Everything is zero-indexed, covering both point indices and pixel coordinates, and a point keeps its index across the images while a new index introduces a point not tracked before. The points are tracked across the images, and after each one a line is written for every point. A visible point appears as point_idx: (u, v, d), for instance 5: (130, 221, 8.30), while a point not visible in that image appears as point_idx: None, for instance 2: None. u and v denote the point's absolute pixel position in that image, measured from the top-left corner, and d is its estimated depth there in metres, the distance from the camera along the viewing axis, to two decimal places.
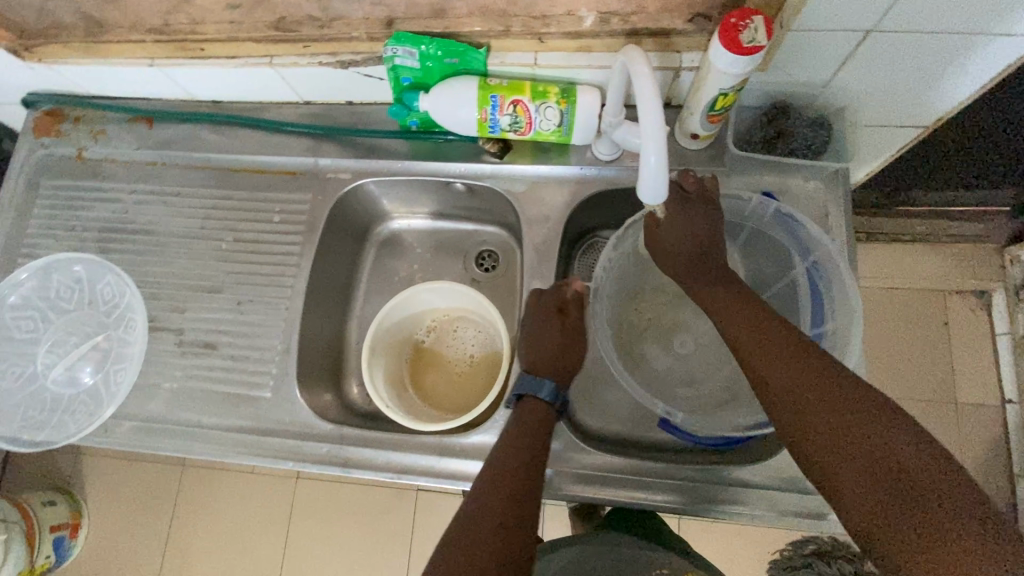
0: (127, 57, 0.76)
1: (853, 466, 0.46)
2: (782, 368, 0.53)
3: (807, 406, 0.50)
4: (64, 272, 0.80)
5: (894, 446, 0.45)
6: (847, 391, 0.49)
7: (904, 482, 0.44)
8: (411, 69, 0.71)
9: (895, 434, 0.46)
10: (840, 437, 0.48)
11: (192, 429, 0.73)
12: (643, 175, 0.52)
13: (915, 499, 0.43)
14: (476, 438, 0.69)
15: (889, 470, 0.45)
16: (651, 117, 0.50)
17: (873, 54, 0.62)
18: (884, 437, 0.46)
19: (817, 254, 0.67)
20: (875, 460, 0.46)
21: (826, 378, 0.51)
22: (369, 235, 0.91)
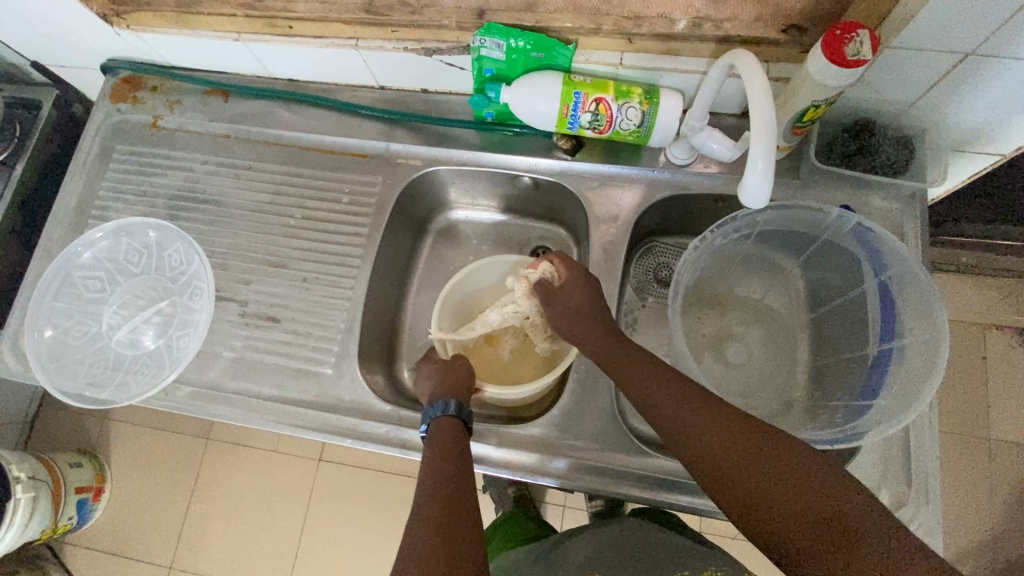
0: (215, 30, 0.78)
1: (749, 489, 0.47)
2: (680, 408, 0.54)
3: (696, 437, 0.51)
4: (134, 236, 0.81)
5: (791, 471, 0.46)
6: (738, 421, 0.51)
7: (796, 498, 0.44)
8: (496, 60, 0.72)
9: (775, 449, 0.48)
10: (734, 470, 0.48)
11: (251, 399, 0.74)
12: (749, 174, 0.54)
13: (810, 513, 0.43)
14: (532, 431, 0.72)
15: (788, 495, 0.45)
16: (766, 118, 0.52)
17: (968, 77, 0.62)
18: (767, 458, 0.47)
19: (894, 270, 0.65)
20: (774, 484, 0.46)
21: (714, 418, 0.51)
22: (428, 223, 0.92)
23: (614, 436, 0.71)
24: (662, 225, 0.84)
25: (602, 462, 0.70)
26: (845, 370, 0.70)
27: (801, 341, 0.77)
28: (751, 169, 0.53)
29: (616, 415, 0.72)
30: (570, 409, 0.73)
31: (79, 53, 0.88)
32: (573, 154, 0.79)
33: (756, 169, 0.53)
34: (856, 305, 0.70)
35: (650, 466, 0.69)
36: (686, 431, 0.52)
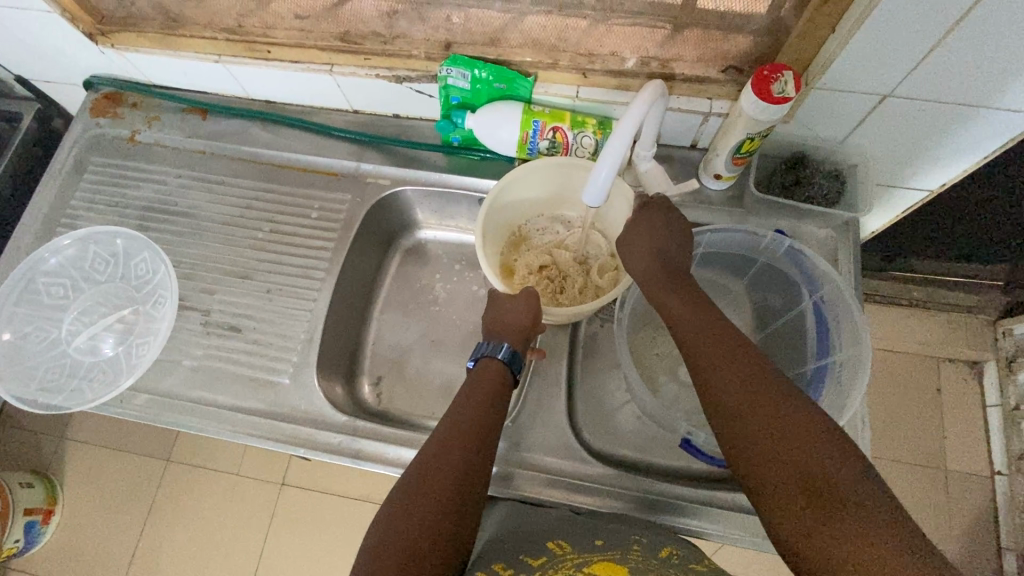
0: (196, 52, 0.82)
1: (760, 446, 0.49)
2: (715, 376, 0.55)
3: (721, 388, 0.54)
4: (102, 244, 0.82)
5: (799, 440, 0.48)
6: (775, 398, 0.51)
7: (798, 465, 0.47)
8: (461, 89, 0.77)
9: (800, 420, 0.49)
10: (752, 426, 0.50)
11: (206, 407, 0.74)
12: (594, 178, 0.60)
13: (809, 479, 0.46)
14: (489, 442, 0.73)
15: (806, 467, 0.47)
16: (622, 133, 0.57)
17: (887, 117, 0.68)
18: (792, 427, 0.49)
19: (826, 290, 0.68)
20: (811, 471, 0.46)
21: (767, 398, 0.51)
22: (397, 242, 0.95)
23: (565, 448, 0.73)
24: None
25: (557, 475, 0.72)
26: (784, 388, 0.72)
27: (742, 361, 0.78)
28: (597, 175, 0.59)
29: (567, 427, 0.75)
30: (526, 423, 0.75)
31: (63, 69, 0.91)
32: None
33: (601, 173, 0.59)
34: (794, 326, 0.72)
35: (600, 478, 0.71)
36: (727, 406, 0.53)
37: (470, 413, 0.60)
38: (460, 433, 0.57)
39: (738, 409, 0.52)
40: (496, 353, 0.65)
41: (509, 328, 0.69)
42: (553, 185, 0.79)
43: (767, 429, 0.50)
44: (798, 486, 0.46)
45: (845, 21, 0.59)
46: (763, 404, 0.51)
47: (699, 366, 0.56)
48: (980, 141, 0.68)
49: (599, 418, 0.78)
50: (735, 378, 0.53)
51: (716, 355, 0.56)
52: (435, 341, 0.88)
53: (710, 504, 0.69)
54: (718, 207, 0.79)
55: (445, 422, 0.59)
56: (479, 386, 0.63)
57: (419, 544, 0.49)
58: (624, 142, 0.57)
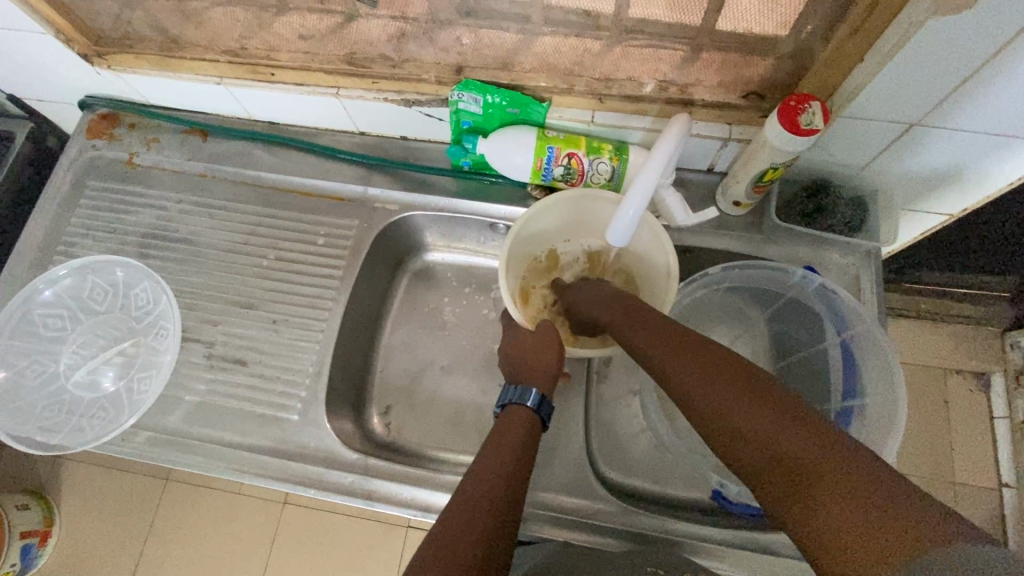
0: (197, 74, 0.79)
1: (728, 430, 0.45)
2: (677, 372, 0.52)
3: (683, 386, 0.51)
4: (100, 273, 0.80)
5: (757, 413, 0.44)
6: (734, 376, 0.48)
7: (762, 438, 0.42)
8: (473, 113, 0.74)
9: (756, 394, 0.45)
10: (717, 413, 0.46)
11: (211, 445, 0.72)
12: (620, 217, 0.61)
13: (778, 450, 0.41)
14: None
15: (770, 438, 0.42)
16: (649, 174, 0.59)
17: (912, 145, 0.66)
18: (751, 401, 0.45)
19: (855, 330, 0.67)
20: (779, 442, 0.41)
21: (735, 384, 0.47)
22: (404, 265, 0.92)
23: (582, 486, 0.71)
24: None
25: (575, 515, 0.70)
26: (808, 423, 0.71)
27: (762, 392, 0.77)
28: (622, 215, 0.61)
29: (585, 462, 0.73)
30: (541, 459, 0.73)
31: (57, 89, 0.88)
32: None
33: (626, 213, 0.61)
34: (816, 361, 0.71)
35: (619, 518, 0.69)
36: (691, 404, 0.50)
37: (497, 458, 0.57)
38: (489, 476, 0.55)
39: (707, 404, 0.47)
40: (524, 399, 0.64)
41: (535, 371, 0.67)
42: (580, 214, 0.76)
43: (736, 414, 0.45)
44: (777, 464, 0.40)
45: (874, 51, 0.57)
46: (722, 384, 0.48)
47: (665, 372, 0.53)
48: (1007, 169, 0.67)
49: (618, 452, 0.77)
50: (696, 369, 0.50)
51: (677, 360, 0.53)
52: (445, 369, 0.86)
53: (734, 546, 0.67)
54: (736, 234, 0.77)
55: (473, 469, 0.56)
56: (506, 433, 0.61)
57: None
58: (649, 184, 0.59)
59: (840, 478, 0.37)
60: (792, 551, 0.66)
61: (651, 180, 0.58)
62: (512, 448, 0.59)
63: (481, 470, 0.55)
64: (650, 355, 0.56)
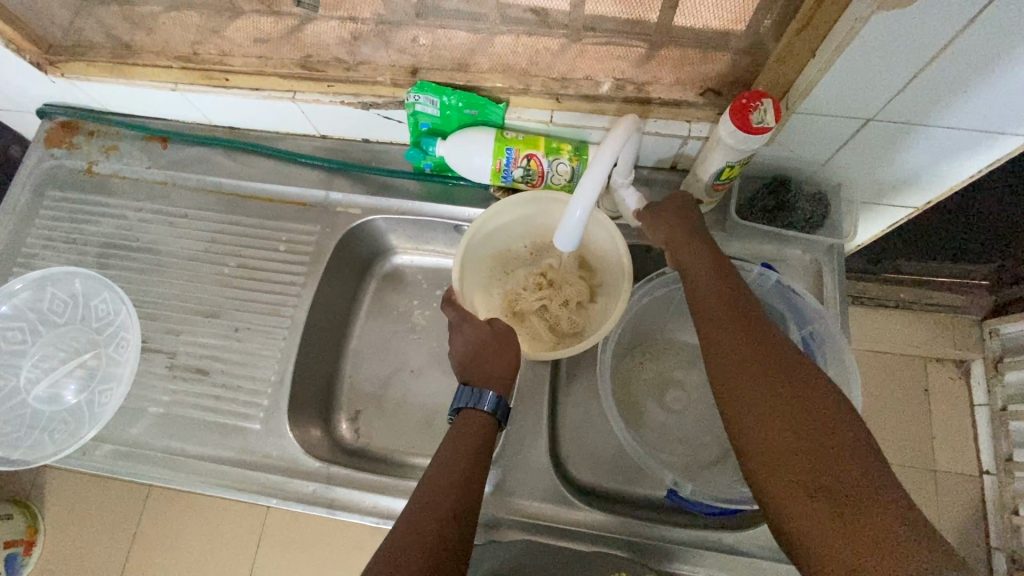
0: (151, 80, 0.77)
1: (780, 423, 0.46)
2: (737, 345, 0.51)
3: (738, 361, 0.50)
4: (60, 285, 0.79)
5: (818, 422, 0.45)
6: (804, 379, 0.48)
7: (815, 446, 0.44)
8: (431, 115, 0.73)
9: (823, 407, 0.46)
10: (767, 402, 0.47)
11: (174, 457, 0.71)
12: (568, 219, 0.61)
13: (823, 461, 0.43)
14: None
15: (823, 448, 0.43)
16: (593, 177, 0.58)
17: (870, 140, 0.66)
18: (817, 409, 0.46)
19: (815, 324, 0.67)
20: (831, 459, 0.43)
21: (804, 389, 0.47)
22: (372, 268, 0.92)
23: (547, 489, 0.71)
24: None
25: (540, 518, 0.70)
26: None
27: None
28: (570, 217, 0.61)
29: (549, 466, 0.72)
30: (506, 463, 0.73)
31: (13, 97, 0.87)
32: None
33: (574, 216, 0.61)
34: None
35: (582, 519, 0.69)
36: (743, 373, 0.49)
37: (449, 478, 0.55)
38: (436, 499, 0.53)
39: (754, 381, 0.49)
40: (481, 403, 0.62)
41: (492, 371, 0.65)
42: (537, 216, 0.77)
43: (792, 407, 0.46)
44: (823, 474, 0.43)
45: (825, 47, 0.56)
46: (789, 381, 0.48)
47: (715, 340, 0.53)
48: (965, 160, 0.66)
49: (583, 454, 0.76)
50: (765, 354, 0.50)
51: (736, 337, 0.52)
52: (413, 373, 0.86)
53: (695, 544, 0.67)
54: None
55: (423, 485, 0.55)
56: (460, 447, 0.59)
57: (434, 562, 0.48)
58: (594, 185, 0.59)
59: (887, 523, 0.40)
60: (753, 547, 0.67)
61: (595, 182, 0.58)
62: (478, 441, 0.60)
63: (457, 464, 0.57)
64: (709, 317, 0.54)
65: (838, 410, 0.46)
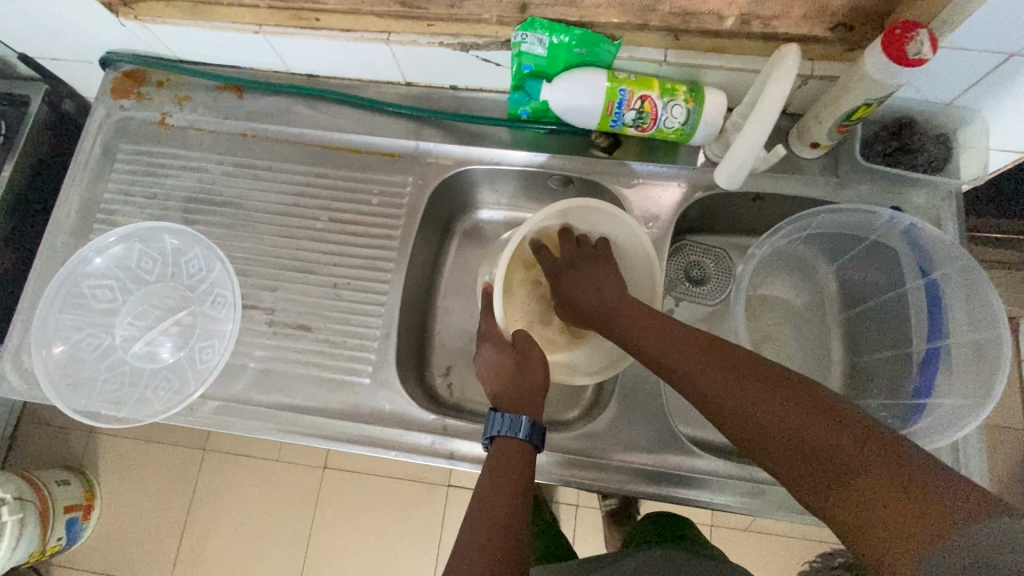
0: (234, 22, 0.73)
1: (751, 424, 0.48)
2: (687, 370, 0.55)
3: (694, 386, 0.54)
4: (149, 242, 0.76)
5: (774, 409, 0.47)
6: (743, 379, 0.50)
7: (788, 435, 0.45)
8: (536, 56, 0.68)
9: (767, 393, 0.48)
10: (734, 409, 0.50)
11: (284, 412, 0.70)
12: (731, 159, 0.67)
13: (802, 444, 0.44)
14: (596, 439, 0.71)
15: (793, 433, 0.45)
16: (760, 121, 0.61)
17: (1006, 78, 0.61)
18: (767, 397, 0.48)
19: (940, 271, 0.65)
20: (807, 439, 0.44)
21: (774, 407, 0.47)
22: (454, 224, 0.89)
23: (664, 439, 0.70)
24: (692, 224, 0.83)
25: (661, 467, 0.69)
26: (887, 371, 0.71)
27: (834, 341, 0.77)
28: (733, 157, 0.67)
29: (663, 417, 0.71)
30: (619, 414, 0.72)
31: (74, 46, 0.81)
32: (611, 151, 0.78)
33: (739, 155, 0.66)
34: (894, 308, 0.70)
35: (703, 467, 0.68)
36: (703, 399, 0.53)
37: (500, 485, 0.56)
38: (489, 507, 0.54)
39: (716, 396, 0.51)
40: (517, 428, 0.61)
41: (525, 389, 0.66)
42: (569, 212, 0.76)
43: (745, 405, 0.49)
44: (807, 455, 0.44)
45: None
46: (736, 381, 0.51)
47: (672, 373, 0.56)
48: None
49: (685, 408, 0.77)
50: (708, 367, 0.53)
51: (686, 362, 0.55)
52: None
53: None
54: (810, 178, 0.74)
55: (474, 496, 0.55)
56: (499, 458, 0.59)
57: (509, 524, 0.52)
58: (760, 132, 0.62)
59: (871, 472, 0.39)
60: None
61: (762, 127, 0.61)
62: (519, 447, 0.60)
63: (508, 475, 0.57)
64: (675, 370, 0.56)
65: (794, 389, 0.48)
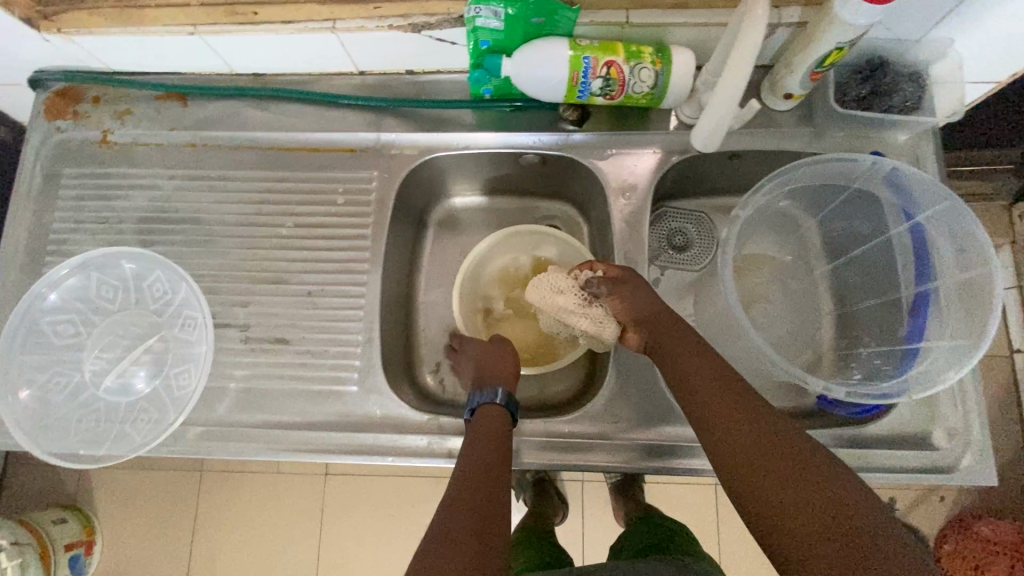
0: (166, 26, 0.67)
1: (789, 496, 0.46)
2: (730, 420, 0.52)
3: (732, 434, 0.51)
4: (107, 269, 0.72)
5: (820, 491, 0.46)
6: (792, 451, 0.49)
7: (828, 517, 0.44)
8: (492, 30, 0.65)
9: (814, 473, 0.47)
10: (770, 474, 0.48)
11: (273, 430, 0.68)
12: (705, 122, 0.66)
13: (840, 532, 0.43)
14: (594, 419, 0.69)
15: (837, 521, 0.44)
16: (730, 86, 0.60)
17: (971, 13, 0.60)
18: (815, 477, 0.47)
19: (924, 212, 0.64)
20: (847, 531, 0.43)
21: (820, 489, 0.46)
22: (427, 215, 0.86)
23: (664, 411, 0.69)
24: (670, 190, 0.81)
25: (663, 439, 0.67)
26: (880, 317, 0.69)
27: (823, 291, 0.76)
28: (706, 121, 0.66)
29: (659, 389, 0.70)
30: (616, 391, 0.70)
31: None
32: (580, 124, 0.76)
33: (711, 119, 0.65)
34: (882, 253, 0.69)
35: None
36: (736, 448, 0.51)
37: (484, 474, 0.53)
38: (473, 497, 0.50)
39: (759, 453, 0.49)
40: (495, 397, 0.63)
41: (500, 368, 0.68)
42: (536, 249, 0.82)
43: (790, 476, 0.47)
44: (843, 548, 0.43)
45: None
46: (784, 448, 0.49)
47: (708, 418, 0.54)
48: None
49: None
50: (757, 427, 0.51)
51: (729, 414, 0.53)
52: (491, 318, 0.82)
53: None
54: (785, 130, 0.72)
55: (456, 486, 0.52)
56: (483, 449, 0.56)
57: (491, 516, 0.49)
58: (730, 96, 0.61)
59: None
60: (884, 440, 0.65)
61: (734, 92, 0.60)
62: (496, 442, 0.58)
63: (486, 463, 0.54)
64: (714, 417, 0.53)
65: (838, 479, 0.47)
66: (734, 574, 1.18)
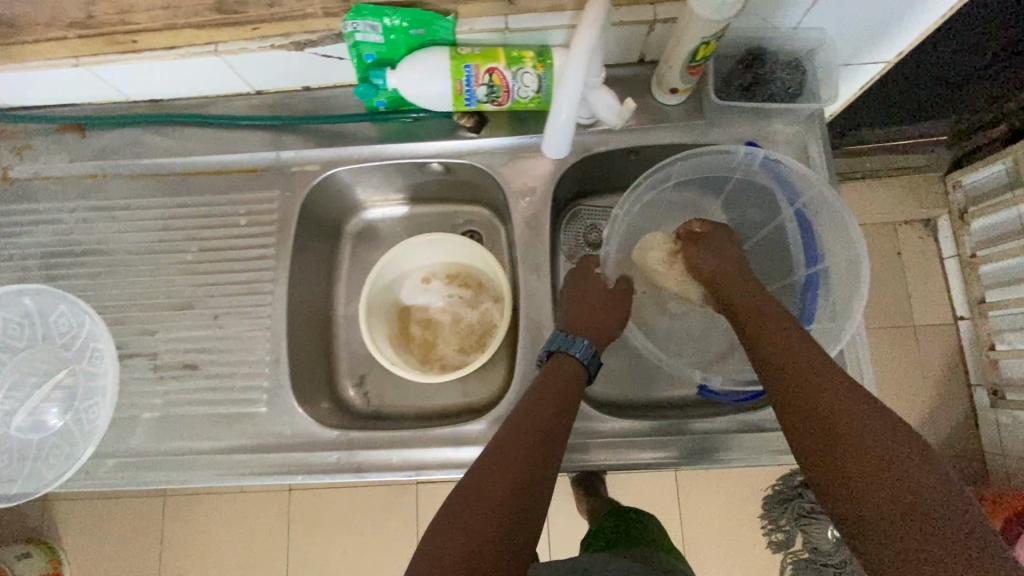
0: (47, 59, 0.67)
1: (839, 436, 0.46)
2: (794, 364, 0.52)
3: (796, 376, 0.51)
4: (12, 307, 0.72)
5: (866, 431, 0.45)
6: (848, 395, 0.48)
7: (875, 458, 0.43)
8: (374, 44, 0.66)
9: (866, 417, 0.46)
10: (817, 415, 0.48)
11: (185, 457, 0.68)
12: (552, 126, 0.67)
13: (887, 471, 0.43)
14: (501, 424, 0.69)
15: (885, 458, 0.43)
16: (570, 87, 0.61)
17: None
18: (865, 420, 0.46)
19: (806, 197, 0.66)
20: (889, 469, 0.43)
21: (871, 434, 0.45)
22: (344, 229, 0.86)
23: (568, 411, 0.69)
24: (577, 189, 0.81)
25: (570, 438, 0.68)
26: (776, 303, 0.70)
27: None
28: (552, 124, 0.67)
29: None
30: None
31: None
32: (479, 130, 0.76)
33: (558, 122, 0.66)
34: (775, 239, 0.71)
35: (610, 431, 0.68)
36: (797, 387, 0.50)
37: (523, 445, 0.53)
38: (497, 471, 0.51)
39: (811, 398, 0.49)
40: (574, 348, 0.62)
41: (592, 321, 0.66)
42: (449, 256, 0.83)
43: (835, 418, 0.47)
44: (882, 482, 0.42)
45: None
46: (839, 393, 0.48)
47: (779, 363, 0.53)
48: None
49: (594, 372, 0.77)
50: (808, 373, 0.51)
51: (797, 359, 0.52)
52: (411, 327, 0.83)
53: (721, 432, 0.67)
54: (677, 124, 0.73)
55: (487, 455, 0.53)
56: (525, 417, 0.56)
57: (524, 487, 0.50)
58: (572, 98, 0.62)
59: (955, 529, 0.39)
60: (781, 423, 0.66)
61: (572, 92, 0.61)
62: (552, 408, 0.56)
63: (527, 431, 0.54)
64: (779, 362, 0.53)
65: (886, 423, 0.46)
66: (695, 558, 1.20)
